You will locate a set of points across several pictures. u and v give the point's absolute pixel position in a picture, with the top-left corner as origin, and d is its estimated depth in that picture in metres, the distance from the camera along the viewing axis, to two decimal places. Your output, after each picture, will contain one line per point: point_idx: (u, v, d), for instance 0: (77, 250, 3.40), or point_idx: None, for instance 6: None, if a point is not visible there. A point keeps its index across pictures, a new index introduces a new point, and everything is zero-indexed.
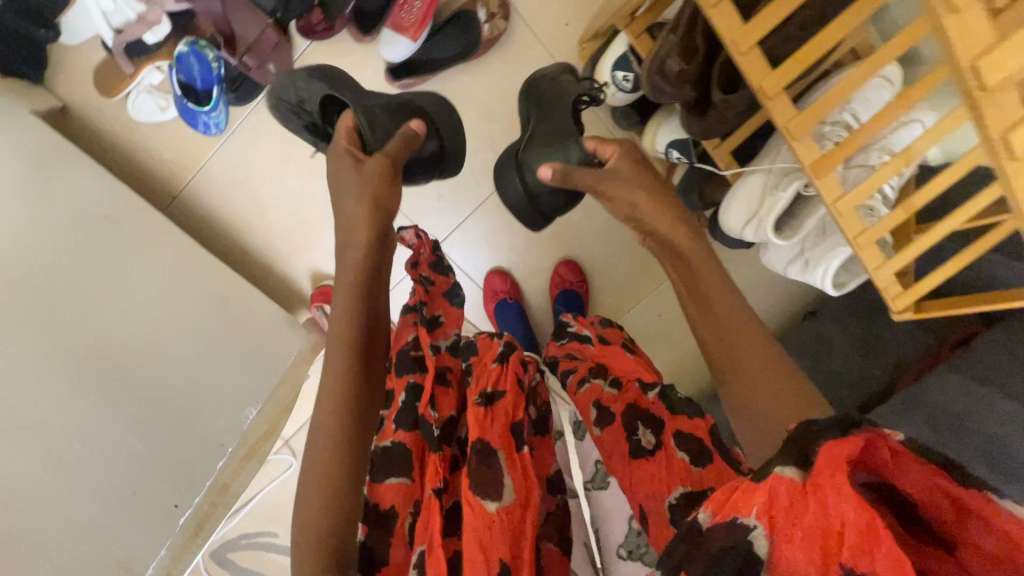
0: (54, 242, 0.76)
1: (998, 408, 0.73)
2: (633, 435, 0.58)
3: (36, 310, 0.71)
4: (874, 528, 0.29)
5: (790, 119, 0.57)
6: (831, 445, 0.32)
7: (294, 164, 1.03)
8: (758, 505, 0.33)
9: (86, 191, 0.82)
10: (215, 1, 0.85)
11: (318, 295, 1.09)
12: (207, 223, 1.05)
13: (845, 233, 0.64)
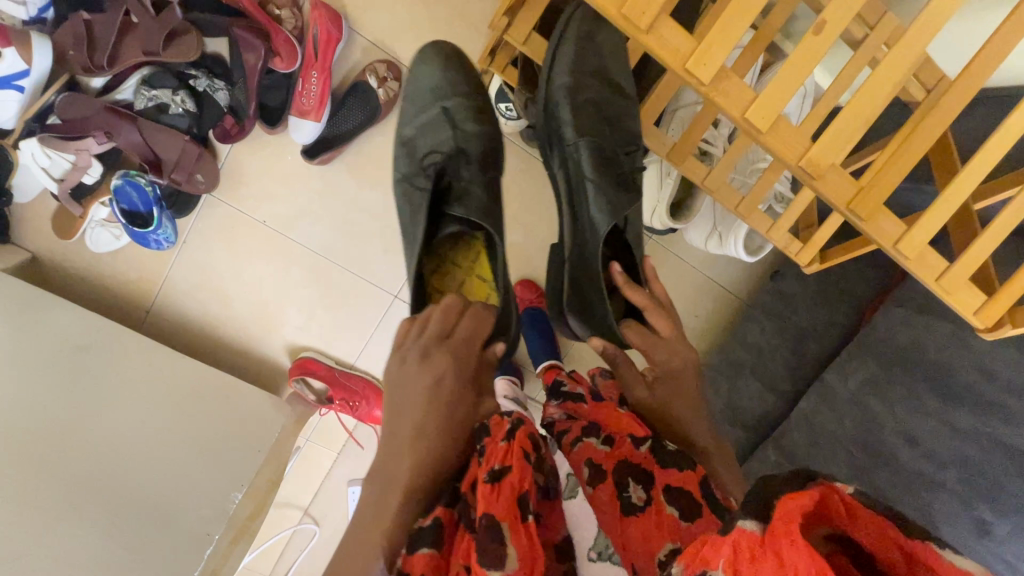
0: (38, 380, 0.83)
1: (936, 333, 0.72)
2: (624, 491, 0.56)
3: (26, 446, 0.79)
4: None
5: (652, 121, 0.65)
6: (787, 499, 0.33)
7: (244, 254, 1.10)
8: (724, 559, 0.35)
9: (62, 326, 0.89)
10: (133, 133, 0.95)
11: (296, 369, 1.14)
12: (180, 327, 1.12)
13: (727, 207, 0.69)
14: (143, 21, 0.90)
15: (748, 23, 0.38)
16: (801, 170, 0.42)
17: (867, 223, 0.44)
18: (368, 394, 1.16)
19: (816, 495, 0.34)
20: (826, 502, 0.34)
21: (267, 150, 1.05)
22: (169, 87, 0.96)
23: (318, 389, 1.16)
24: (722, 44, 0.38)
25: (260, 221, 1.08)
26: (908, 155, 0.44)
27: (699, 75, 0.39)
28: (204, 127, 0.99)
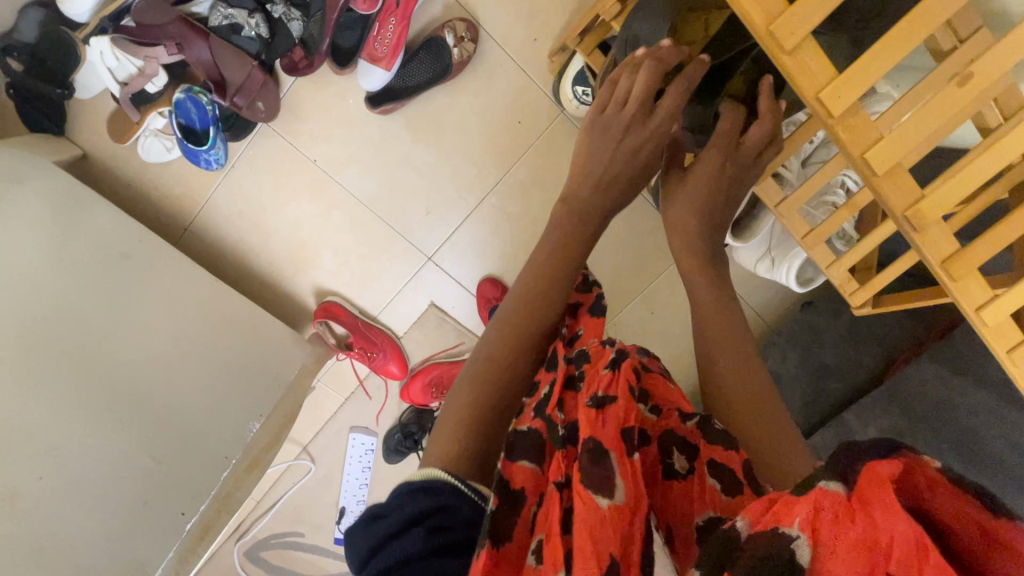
0: (79, 280, 0.84)
1: (972, 398, 0.73)
2: (668, 459, 0.58)
3: (62, 342, 0.79)
4: (925, 547, 0.27)
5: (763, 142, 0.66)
6: (879, 463, 0.29)
7: (291, 189, 1.10)
8: (800, 516, 0.31)
9: (108, 232, 0.90)
10: (203, 50, 0.94)
11: (321, 312, 1.16)
12: (215, 249, 1.13)
13: (794, 235, 0.67)
14: None
15: (889, 67, 0.39)
16: (905, 219, 0.44)
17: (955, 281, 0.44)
18: (385, 353, 1.20)
19: (902, 466, 0.30)
20: (907, 476, 0.30)
21: (331, 90, 1.04)
22: (246, 9, 0.94)
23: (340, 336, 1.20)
24: (859, 86, 0.40)
25: (311, 160, 1.08)
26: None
27: (828, 105, 0.41)
28: (272, 56, 0.98)
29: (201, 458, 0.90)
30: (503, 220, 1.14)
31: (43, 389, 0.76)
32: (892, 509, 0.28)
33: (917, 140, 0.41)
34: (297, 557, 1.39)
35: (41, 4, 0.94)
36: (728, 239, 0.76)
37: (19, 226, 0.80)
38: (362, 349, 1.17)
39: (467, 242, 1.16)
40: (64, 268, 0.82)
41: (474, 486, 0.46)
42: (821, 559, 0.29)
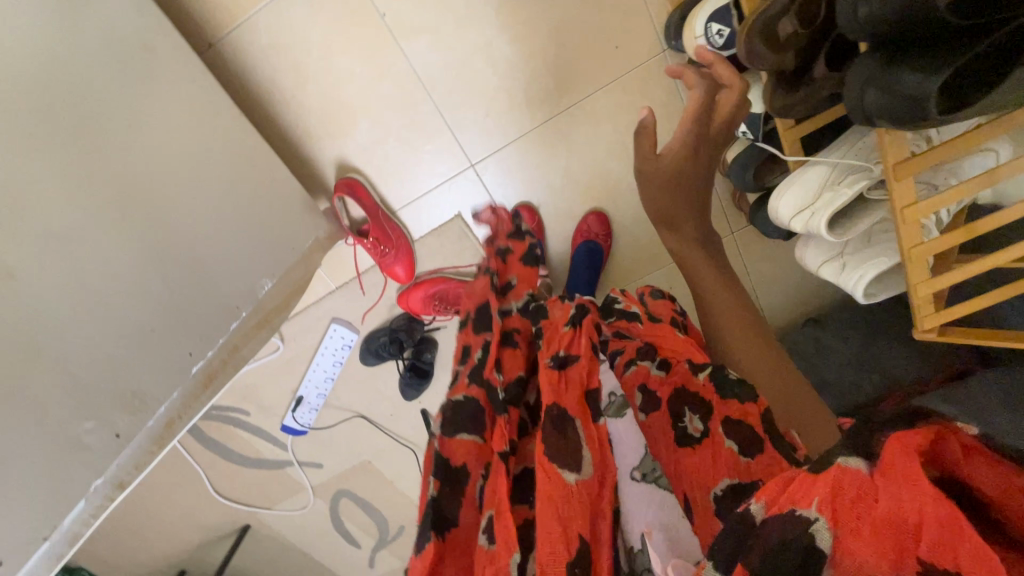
0: (96, 55, 0.68)
1: None
2: (681, 421, 0.61)
3: (64, 122, 0.65)
4: (955, 520, 0.29)
5: (899, 157, 0.59)
6: (903, 435, 0.33)
7: (346, 39, 0.96)
8: (821, 495, 0.34)
9: (135, 12, 0.74)
10: None
11: (342, 186, 1.04)
12: (240, 81, 0.98)
13: (901, 244, 0.65)
14: None
15: None
16: None
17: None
18: (399, 253, 1.11)
19: (929, 435, 0.33)
20: (939, 444, 0.33)
21: None
22: None
23: (356, 221, 1.10)
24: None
25: (380, 13, 0.95)
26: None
27: None
28: None
29: (203, 307, 0.80)
30: (562, 149, 1.06)
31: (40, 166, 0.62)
32: (912, 478, 0.31)
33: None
34: (238, 433, 1.40)
35: None
36: (824, 233, 0.73)
37: None
38: (377, 242, 1.08)
39: (516, 161, 1.07)
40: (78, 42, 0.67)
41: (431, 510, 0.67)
42: (840, 540, 0.33)
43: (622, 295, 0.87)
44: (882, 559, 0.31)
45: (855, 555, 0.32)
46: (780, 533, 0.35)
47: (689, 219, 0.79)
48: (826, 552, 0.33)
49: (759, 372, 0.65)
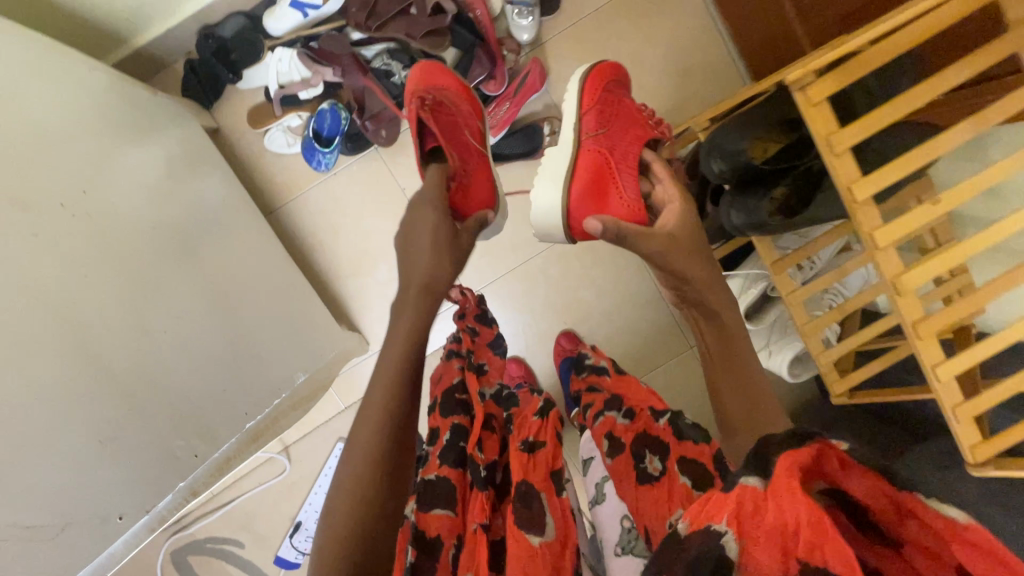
0: (183, 214, 0.92)
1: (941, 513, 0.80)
2: (643, 463, 0.76)
3: (160, 255, 0.83)
4: (821, 522, 0.36)
5: (772, 258, 0.83)
6: (786, 459, 0.40)
7: (373, 206, 1.25)
8: (728, 514, 0.41)
9: (210, 199, 1.02)
10: (357, 80, 1.13)
11: (589, 154, 0.81)
12: (291, 237, 1.25)
13: (796, 321, 0.85)
14: (417, 15, 1.10)
15: (897, 175, 0.55)
16: (893, 284, 0.58)
17: (960, 425, 0.61)
18: (623, 209, 0.77)
19: (811, 451, 0.40)
20: (823, 458, 0.40)
21: (438, 141, 1.24)
22: (403, 63, 1.14)
23: (587, 77, 0.88)
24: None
25: (400, 187, 1.24)
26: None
27: (856, 198, 0.57)
28: (407, 101, 1.17)
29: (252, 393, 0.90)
30: (537, 280, 1.33)
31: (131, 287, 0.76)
32: (792, 495, 0.38)
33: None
34: (225, 567, 1.35)
35: (241, 13, 1.13)
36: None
37: (148, 157, 0.91)
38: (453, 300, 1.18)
39: (501, 293, 1.33)
40: (181, 193, 0.94)
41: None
42: (746, 545, 0.40)
43: (590, 355, 1.10)
44: (777, 565, 0.38)
45: (759, 565, 0.39)
46: (699, 551, 0.41)
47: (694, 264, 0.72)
48: (735, 561, 0.40)
49: (736, 368, 0.66)
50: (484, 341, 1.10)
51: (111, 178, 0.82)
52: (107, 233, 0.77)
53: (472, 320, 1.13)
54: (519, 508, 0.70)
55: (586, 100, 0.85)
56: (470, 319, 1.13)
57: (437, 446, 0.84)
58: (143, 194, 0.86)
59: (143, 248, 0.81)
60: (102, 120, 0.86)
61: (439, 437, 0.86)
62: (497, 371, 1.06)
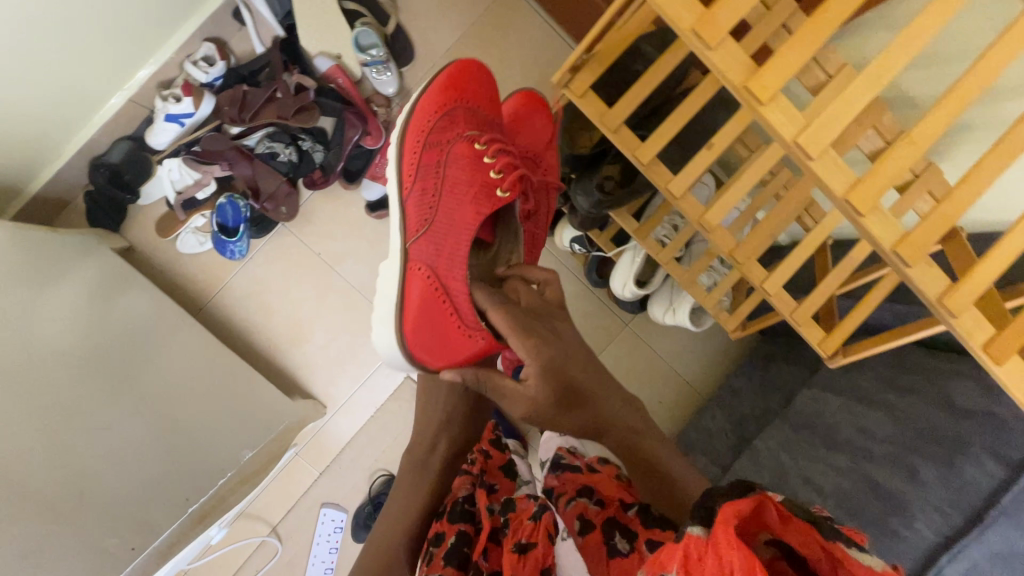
0: (108, 328, 0.98)
1: (857, 412, 0.84)
2: (612, 541, 0.67)
3: (87, 371, 0.88)
4: (754, 570, 0.41)
5: (634, 226, 0.92)
6: (730, 506, 0.45)
7: (295, 277, 1.32)
8: (678, 562, 0.46)
9: (134, 306, 1.07)
10: (246, 168, 1.21)
11: (414, 275, 0.87)
12: (224, 328, 1.30)
13: (676, 277, 0.91)
14: (283, 97, 1.20)
15: (673, 130, 0.66)
16: (701, 223, 0.66)
17: (801, 325, 0.68)
18: (456, 335, 0.82)
19: (754, 502, 0.46)
20: (763, 508, 0.46)
21: (338, 202, 1.32)
22: (284, 142, 1.23)
23: (405, 135, 0.94)
24: (782, 66, 0.39)
25: (317, 253, 1.32)
26: (962, 203, 0.40)
27: (643, 158, 0.66)
28: (298, 174, 1.26)
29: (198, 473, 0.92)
30: None
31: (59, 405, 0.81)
32: (730, 538, 0.43)
33: (849, 117, 0.39)
34: None
35: (127, 138, 1.21)
36: (634, 292, 1.03)
37: (61, 283, 0.97)
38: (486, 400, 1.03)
39: None
40: (108, 311, 1.00)
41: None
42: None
43: (566, 453, 0.94)
44: None
45: None
46: None
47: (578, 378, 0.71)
48: None
49: (645, 467, 0.71)
50: (496, 462, 0.88)
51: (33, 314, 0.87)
52: (38, 363, 0.82)
53: (490, 445, 0.92)
54: None
55: (406, 184, 0.92)
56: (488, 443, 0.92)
57: (441, 546, 0.72)
58: (60, 316, 0.91)
59: (64, 366, 0.85)
60: (14, 262, 0.92)
61: (445, 540, 0.73)
62: (509, 481, 0.85)
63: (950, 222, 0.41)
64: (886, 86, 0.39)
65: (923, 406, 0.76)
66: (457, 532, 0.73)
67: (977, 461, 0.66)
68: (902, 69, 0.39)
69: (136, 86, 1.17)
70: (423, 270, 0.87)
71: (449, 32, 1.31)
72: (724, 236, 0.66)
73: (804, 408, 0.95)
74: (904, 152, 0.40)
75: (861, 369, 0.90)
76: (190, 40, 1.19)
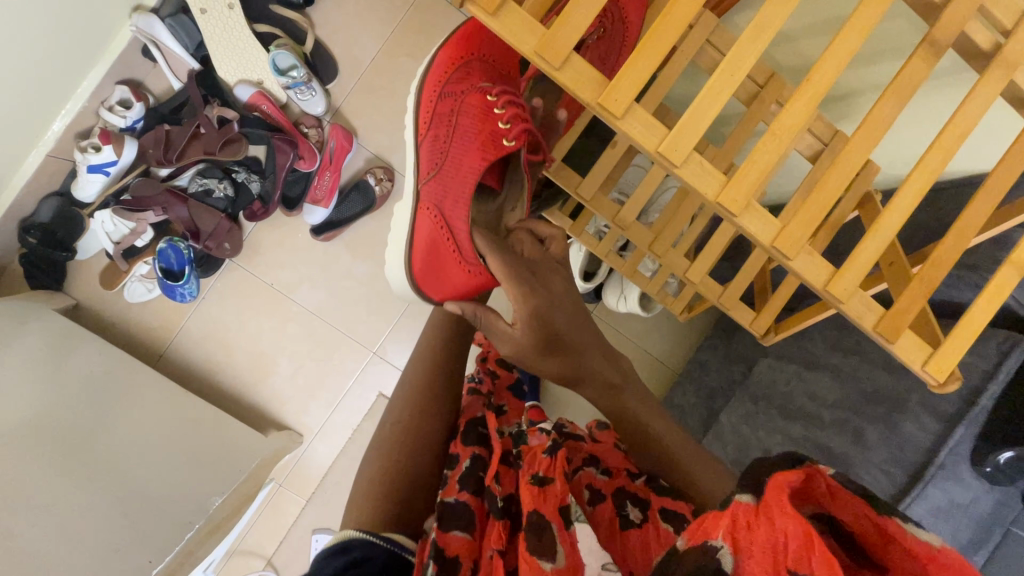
0: (64, 387, 0.96)
1: (809, 379, 0.85)
2: (623, 510, 0.58)
3: (42, 436, 0.87)
4: (810, 537, 0.31)
5: (568, 223, 0.90)
6: (778, 474, 0.35)
7: (250, 312, 1.30)
8: (723, 527, 0.35)
9: (90, 361, 1.06)
10: (182, 210, 1.19)
11: (422, 217, 0.78)
12: (187, 371, 1.28)
13: (617, 270, 0.90)
14: (208, 132, 1.17)
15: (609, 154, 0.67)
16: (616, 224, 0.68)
17: (731, 308, 0.69)
18: (458, 272, 0.75)
19: (802, 474, 0.36)
20: (811, 482, 0.36)
21: (284, 229, 1.30)
22: (217, 178, 1.21)
23: (420, 92, 0.81)
24: (633, 79, 0.38)
25: (268, 283, 1.29)
26: (832, 191, 0.41)
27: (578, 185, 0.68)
28: (237, 208, 1.24)
29: (163, 529, 0.90)
30: (430, 312, 1.32)
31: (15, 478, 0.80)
32: (781, 505, 0.33)
33: (708, 121, 0.39)
34: None
35: (55, 193, 1.18)
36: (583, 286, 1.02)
37: (9, 352, 0.95)
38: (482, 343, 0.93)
39: (405, 333, 1.32)
40: (59, 375, 0.98)
41: (388, 537, 0.54)
42: (743, 562, 0.34)
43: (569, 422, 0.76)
44: None
45: None
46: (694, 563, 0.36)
47: (569, 328, 0.66)
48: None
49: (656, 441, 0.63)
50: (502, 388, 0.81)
51: None
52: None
53: (495, 364, 0.88)
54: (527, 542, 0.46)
55: (421, 128, 0.81)
56: (493, 361, 0.88)
57: (455, 471, 0.60)
58: (6, 386, 0.89)
59: (13, 438, 0.83)
60: None
61: (458, 463, 0.61)
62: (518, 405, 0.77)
63: (823, 210, 0.41)
64: (742, 79, 0.38)
65: (867, 367, 0.77)
66: (472, 455, 0.61)
67: (914, 418, 0.67)
68: (754, 62, 0.39)
69: (51, 139, 1.13)
70: (432, 211, 0.77)
71: (371, 41, 1.27)
72: (641, 231, 0.69)
73: (763, 380, 0.95)
74: (767, 147, 0.40)
75: (810, 334, 0.91)
76: (102, 84, 1.15)
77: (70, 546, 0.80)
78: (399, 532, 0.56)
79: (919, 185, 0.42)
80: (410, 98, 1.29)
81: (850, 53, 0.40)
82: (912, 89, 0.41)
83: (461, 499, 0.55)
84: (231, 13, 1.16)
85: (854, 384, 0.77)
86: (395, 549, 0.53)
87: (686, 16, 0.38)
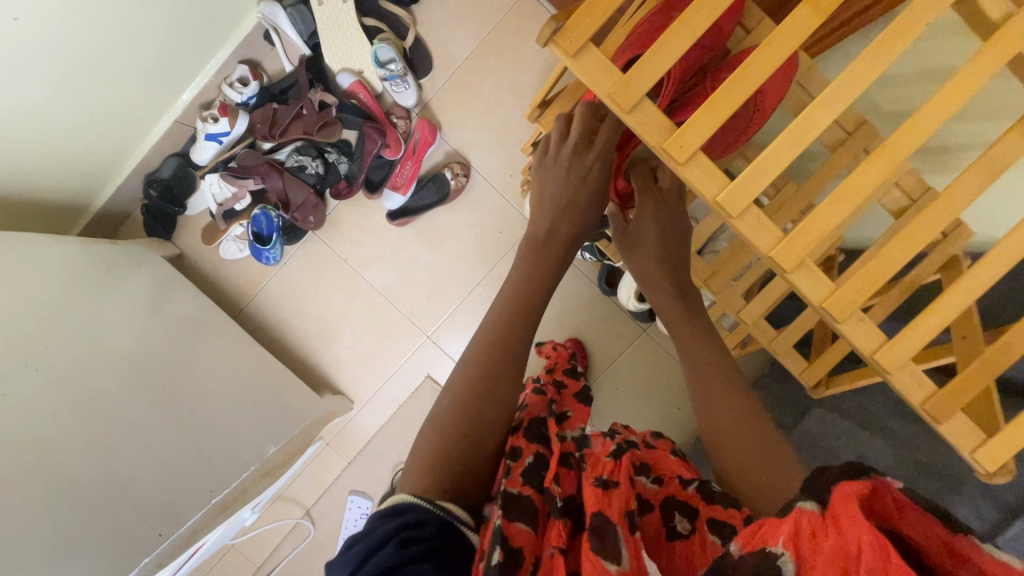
0: (164, 326, 1.10)
1: (859, 439, 0.81)
2: (671, 521, 0.53)
3: (141, 365, 0.99)
4: (885, 548, 0.29)
5: None
6: (843, 483, 0.34)
7: (324, 283, 1.40)
8: (784, 534, 0.34)
9: (185, 308, 1.19)
10: (278, 181, 1.30)
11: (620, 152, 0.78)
12: (262, 326, 1.41)
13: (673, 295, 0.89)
14: (309, 114, 1.28)
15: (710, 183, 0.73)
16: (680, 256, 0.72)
17: (782, 355, 0.69)
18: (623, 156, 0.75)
19: (867, 486, 0.33)
20: (878, 497, 0.33)
21: (363, 210, 1.39)
22: (312, 156, 1.32)
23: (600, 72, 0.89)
24: (703, 126, 0.39)
25: (344, 259, 1.39)
26: (894, 262, 0.40)
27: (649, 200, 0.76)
28: (325, 186, 1.34)
29: (226, 464, 1.02)
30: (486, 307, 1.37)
31: (118, 397, 0.92)
32: (853, 516, 0.31)
33: (775, 174, 0.40)
34: None
35: (176, 154, 1.33)
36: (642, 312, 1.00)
37: (124, 289, 1.10)
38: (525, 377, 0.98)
39: (461, 323, 1.37)
40: (160, 315, 1.12)
41: (442, 504, 0.52)
42: (807, 568, 0.32)
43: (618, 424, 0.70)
44: None
45: None
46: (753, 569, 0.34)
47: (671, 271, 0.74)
48: None
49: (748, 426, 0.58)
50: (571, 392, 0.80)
51: (93, 320, 0.99)
52: (102, 361, 0.94)
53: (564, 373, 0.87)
54: (590, 540, 0.44)
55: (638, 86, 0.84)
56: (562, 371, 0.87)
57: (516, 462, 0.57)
58: (119, 318, 1.03)
59: (120, 363, 0.97)
60: (88, 271, 1.06)
61: (519, 455, 0.58)
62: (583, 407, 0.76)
63: (882, 277, 0.40)
64: (814, 138, 0.39)
65: (928, 441, 0.72)
66: (533, 451, 0.58)
67: (971, 503, 0.63)
68: (828, 125, 0.39)
69: (180, 107, 1.28)
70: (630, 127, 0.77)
71: (466, 41, 1.33)
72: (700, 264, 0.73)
73: (813, 432, 0.91)
74: (833, 207, 0.40)
75: (874, 393, 0.85)
76: (227, 62, 1.29)
77: (154, 465, 0.92)
78: (448, 500, 0.53)
79: (998, 266, 0.40)
80: (494, 100, 1.34)
81: (936, 122, 0.39)
82: (996, 167, 0.39)
83: (522, 493, 0.53)
84: (344, 6, 1.25)
85: (910, 456, 0.73)
86: (448, 519, 0.50)
87: (762, 73, 0.39)
